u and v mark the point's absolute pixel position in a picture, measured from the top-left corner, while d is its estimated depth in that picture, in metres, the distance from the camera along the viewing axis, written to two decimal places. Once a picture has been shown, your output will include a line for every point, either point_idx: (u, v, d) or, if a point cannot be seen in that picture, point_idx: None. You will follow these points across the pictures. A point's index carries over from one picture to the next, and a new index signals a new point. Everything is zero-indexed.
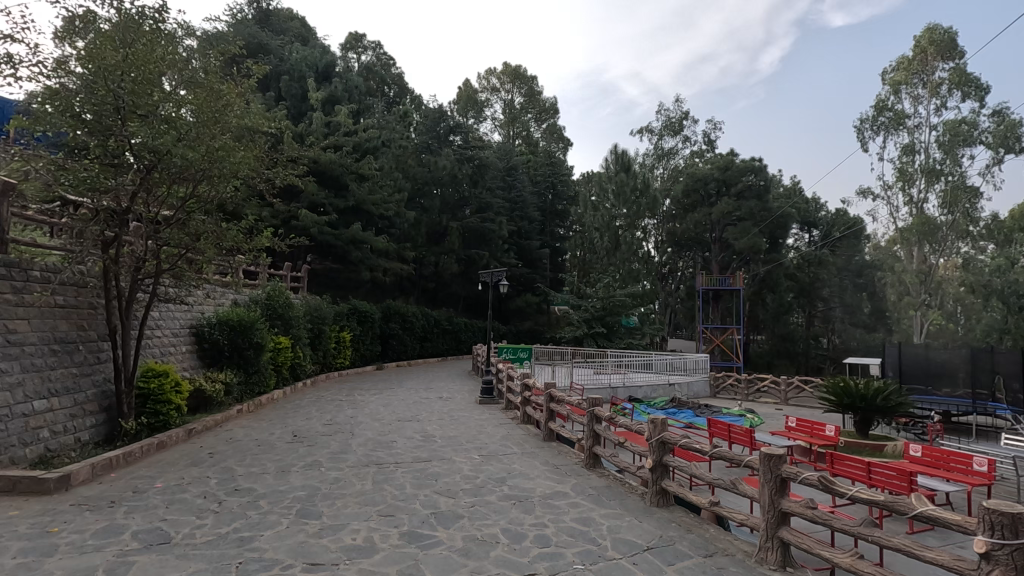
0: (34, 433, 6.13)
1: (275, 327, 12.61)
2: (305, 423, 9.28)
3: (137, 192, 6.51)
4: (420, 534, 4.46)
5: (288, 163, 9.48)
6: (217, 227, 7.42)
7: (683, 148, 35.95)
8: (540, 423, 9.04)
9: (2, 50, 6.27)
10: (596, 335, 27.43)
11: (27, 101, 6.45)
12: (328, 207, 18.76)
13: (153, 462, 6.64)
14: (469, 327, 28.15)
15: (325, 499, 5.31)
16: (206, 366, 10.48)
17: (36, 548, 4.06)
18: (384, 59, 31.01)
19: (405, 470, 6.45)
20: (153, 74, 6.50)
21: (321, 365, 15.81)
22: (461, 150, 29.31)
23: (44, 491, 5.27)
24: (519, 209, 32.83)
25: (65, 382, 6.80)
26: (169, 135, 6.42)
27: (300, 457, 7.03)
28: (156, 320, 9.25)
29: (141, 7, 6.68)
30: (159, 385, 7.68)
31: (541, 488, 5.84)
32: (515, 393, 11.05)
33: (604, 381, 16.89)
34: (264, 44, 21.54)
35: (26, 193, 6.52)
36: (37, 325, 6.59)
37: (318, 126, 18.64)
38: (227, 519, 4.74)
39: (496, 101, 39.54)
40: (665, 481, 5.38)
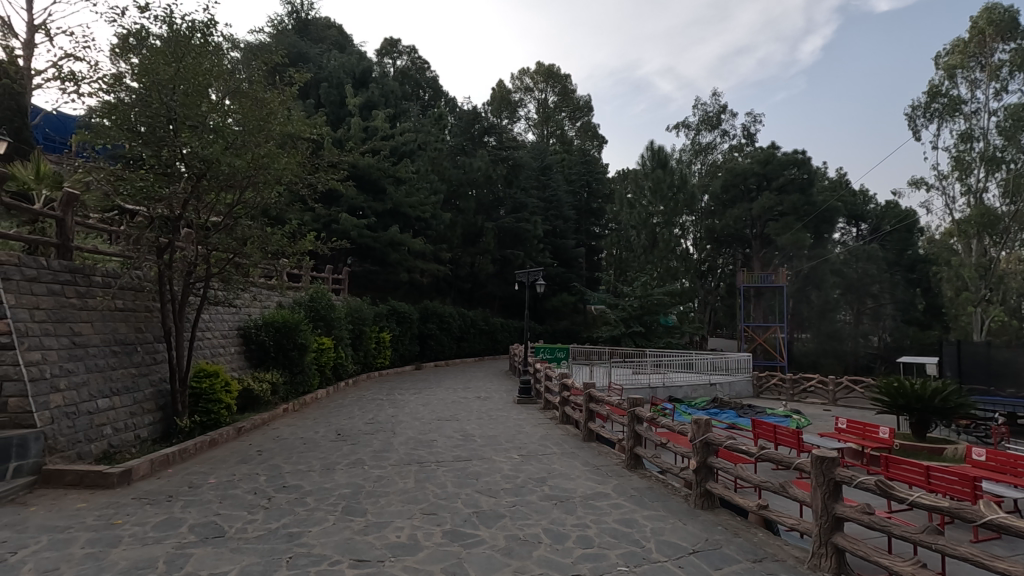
0: (98, 430, 6.46)
1: (318, 328, 12.98)
2: (348, 422, 9.49)
3: (189, 200, 6.80)
4: (463, 533, 4.50)
5: (331, 168, 9.74)
6: (262, 232, 7.60)
7: (721, 143, 35.18)
8: (579, 423, 8.98)
9: (67, 69, 6.68)
10: (634, 334, 27.10)
11: (90, 115, 6.86)
12: (367, 210, 19.16)
13: (206, 459, 6.91)
14: (505, 327, 28.25)
15: (370, 497, 5.41)
16: (254, 366, 10.85)
17: (102, 539, 4.28)
18: (419, 63, 31.41)
19: (447, 469, 6.52)
20: (201, 86, 6.79)
21: (363, 365, 16.13)
22: (495, 151, 29.53)
23: (107, 485, 5.56)
24: (554, 209, 32.72)
25: (125, 381, 7.14)
26: (217, 145, 6.70)
27: (344, 455, 7.19)
28: (207, 322, 9.65)
29: (191, 22, 6.99)
30: (211, 385, 8.02)
31: (582, 489, 5.81)
32: (553, 393, 11.02)
33: (643, 380, 16.69)
34: (303, 53, 22.17)
35: (88, 203, 6.92)
36: (99, 328, 6.98)
37: (356, 131, 19.05)
38: (276, 515, 4.90)
39: (530, 101, 39.43)
40: (709, 483, 5.25)
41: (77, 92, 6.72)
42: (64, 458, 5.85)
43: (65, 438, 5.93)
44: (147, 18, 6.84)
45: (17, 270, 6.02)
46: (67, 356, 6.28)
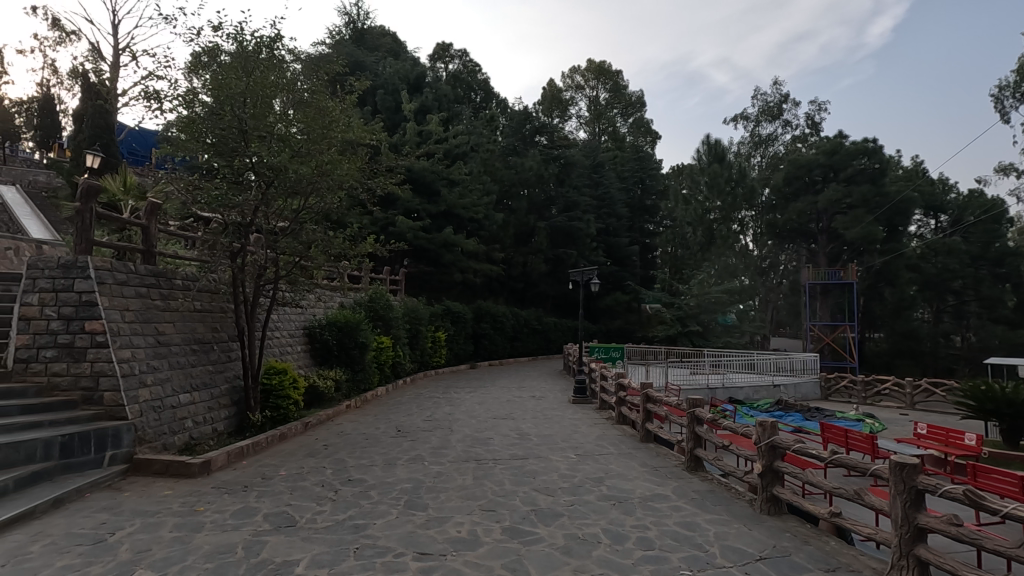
0: (180, 423, 6.92)
1: (377, 327, 13.41)
2: (406, 419, 9.72)
3: (259, 207, 7.20)
4: (522, 529, 4.54)
5: (388, 172, 9.98)
6: (325, 236, 7.85)
7: (783, 134, 33.67)
8: (636, 423, 8.87)
9: (149, 87, 7.22)
10: (691, 334, 26.43)
11: (169, 129, 7.38)
12: (422, 212, 19.63)
13: (276, 452, 7.28)
14: (558, 327, 28.15)
15: (431, 492, 5.55)
16: (318, 364, 11.33)
17: (187, 524, 4.60)
18: (471, 66, 31.65)
19: (504, 467, 6.59)
20: (268, 98, 7.18)
21: (419, 363, 16.52)
22: (547, 150, 29.49)
23: (189, 474, 5.96)
24: (607, 207, 32.31)
25: (203, 378, 7.62)
26: (285, 153, 7.09)
27: (404, 451, 7.39)
28: (276, 322, 10.12)
29: (258, 37, 7.40)
30: (280, 381, 8.42)
31: (641, 490, 5.73)
32: (609, 392, 10.90)
33: (701, 381, 16.27)
34: (360, 62, 22.93)
35: (169, 211, 7.44)
36: (180, 327, 7.49)
37: (411, 136, 19.55)
38: (343, 507, 5.11)
39: (581, 99, 39.04)
40: (776, 488, 5.04)
41: (159, 108, 7.26)
42: (152, 449, 6.32)
43: (152, 429, 6.40)
44: (219, 36, 7.31)
45: (109, 275, 6.53)
46: (152, 354, 6.77)
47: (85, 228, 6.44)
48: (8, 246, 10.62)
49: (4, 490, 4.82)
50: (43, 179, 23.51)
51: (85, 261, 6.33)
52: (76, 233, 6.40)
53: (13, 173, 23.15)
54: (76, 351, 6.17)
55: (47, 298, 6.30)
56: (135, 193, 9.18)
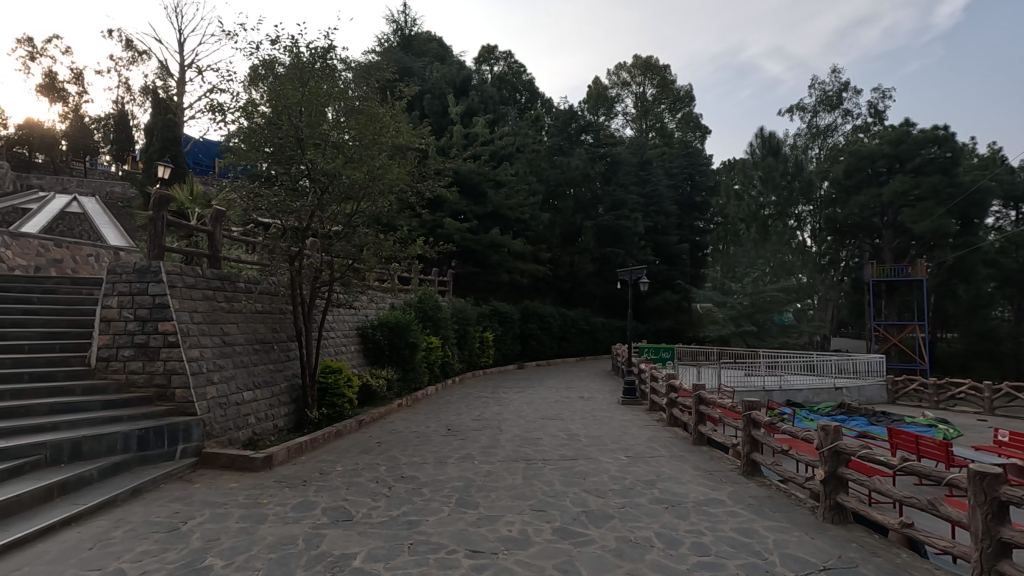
0: (244, 419, 7.27)
1: (427, 328, 13.67)
2: (456, 418, 9.84)
3: (315, 212, 7.49)
4: (573, 531, 4.52)
5: (436, 175, 10.14)
6: (376, 239, 8.07)
7: (843, 124, 32.10)
8: (688, 425, 8.67)
9: (213, 101, 7.60)
10: (745, 334, 25.54)
11: (230, 140, 7.75)
12: (469, 214, 19.87)
13: (333, 448, 7.54)
14: (606, 327, 27.84)
15: (481, 491, 5.60)
16: (371, 363, 11.65)
17: (252, 515, 4.84)
18: (516, 67, 31.73)
19: (553, 467, 6.57)
20: (322, 106, 7.44)
21: (468, 363, 16.73)
22: (593, 148, 29.23)
23: (253, 468, 6.26)
24: (655, 204, 31.69)
25: (264, 376, 7.98)
26: (338, 159, 7.34)
27: (454, 449, 7.49)
28: (331, 322, 10.45)
29: (313, 49, 7.68)
30: (335, 380, 8.73)
31: (695, 494, 5.58)
32: (660, 394, 10.67)
33: (757, 383, 15.74)
34: (408, 67, 23.44)
35: (232, 218, 7.83)
36: (244, 327, 7.88)
37: (458, 139, 19.82)
38: (396, 503, 5.23)
39: (627, 96, 38.46)
40: (841, 496, 4.81)
41: (222, 120, 7.64)
42: (219, 443, 6.67)
43: (219, 425, 6.76)
44: (276, 49, 7.62)
45: (180, 278, 6.93)
46: (218, 353, 7.15)
47: (158, 235, 6.88)
48: (90, 252, 11.44)
49: (89, 479, 5.21)
50: (119, 190, 25.20)
51: (158, 266, 6.75)
52: (150, 239, 6.84)
53: (94, 185, 24.94)
54: (151, 351, 6.59)
55: (124, 302, 6.76)
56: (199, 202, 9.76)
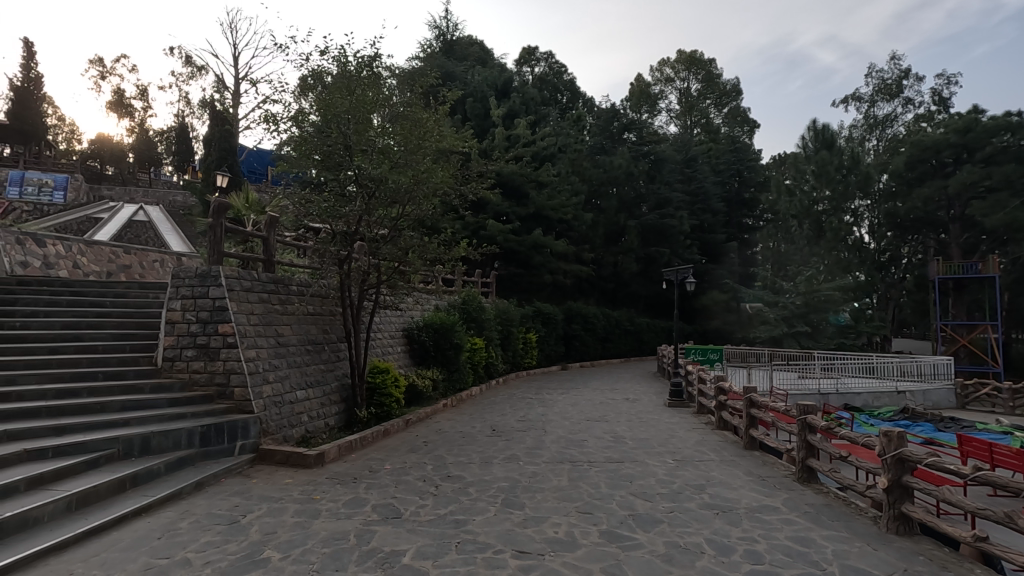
0: (298, 417, 7.54)
1: (471, 329, 13.82)
2: (501, 419, 9.88)
3: (362, 216, 7.72)
4: (620, 534, 4.47)
5: (479, 177, 10.22)
6: (421, 241, 8.21)
7: (904, 113, 30.46)
8: (739, 429, 8.42)
9: (267, 111, 7.92)
10: (799, 335, 24.45)
11: (282, 148, 8.06)
12: (512, 215, 19.97)
13: (381, 447, 7.72)
14: (651, 327, 27.37)
15: (527, 491, 5.62)
16: (417, 363, 11.87)
17: (306, 510, 5.02)
18: (557, 67, 31.66)
19: (600, 469, 6.51)
20: (368, 114, 7.64)
21: (512, 364, 16.79)
22: (636, 147, 28.83)
23: (306, 465, 6.47)
24: (701, 202, 30.93)
25: (316, 375, 8.26)
26: (385, 164, 7.53)
27: (500, 450, 7.52)
28: (378, 324, 10.68)
29: (360, 57, 7.89)
30: (383, 380, 8.95)
31: (747, 500, 5.42)
32: (708, 396, 10.42)
33: (811, 386, 15.13)
34: (450, 72, 23.77)
35: (285, 224, 8.14)
36: (297, 329, 8.18)
37: (500, 141, 19.94)
38: (444, 502, 5.30)
39: (671, 92, 37.73)
40: (906, 505, 4.56)
41: (275, 129, 7.96)
42: (275, 440, 6.94)
43: (275, 423, 7.03)
44: (325, 59, 7.87)
45: (237, 282, 7.25)
46: (273, 354, 7.45)
47: (218, 241, 7.24)
48: (156, 258, 12.12)
49: (157, 473, 5.52)
50: (181, 199, 26.64)
51: (217, 270, 7.08)
52: (211, 245, 7.20)
53: (158, 195, 26.47)
54: (212, 351, 6.94)
55: (187, 305, 7.14)
56: (253, 209, 10.19)
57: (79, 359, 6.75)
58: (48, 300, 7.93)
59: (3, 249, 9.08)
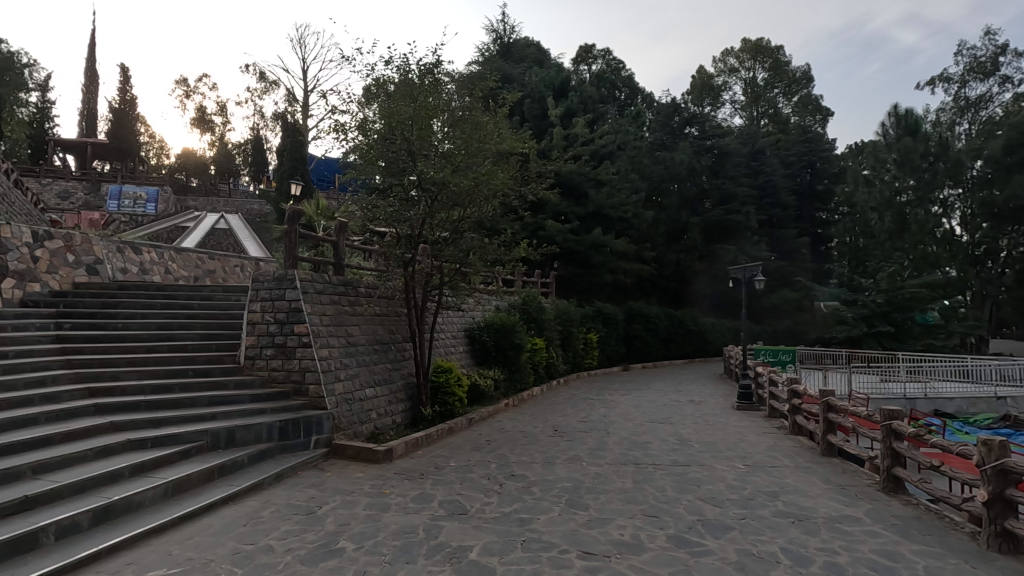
0: (367, 413, 7.84)
1: (531, 329, 13.88)
2: (563, 419, 9.88)
3: (425, 220, 7.95)
4: (688, 540, 4.35)
5: (538, 178, 10.22)
6: (482, 243, 8.34)
7: (1001, 92, 27.90)
8: (815, 435, 7.99)
9: (335, 121, 8.26)
10: (880, 335, 23.14)
11: (349, 156, 8.35)
12: (571, 215, 19.90)
13: (446, 444, 7.88)
14: (717, 328, 26.42)
15: (590, 493, 5.58)
16: (479, 363, 12.03)
17: (377, 504, 5.22)
18: (615, 64, 31.21)
19: (665, 473, 6.37)
20: (430, 120, 7.83)
21: (572, 364, 16.71)
22: (699, 141, 27.96)
23: (376, 460, 6.72)
24: (770, 196, 29.55)
25: (383, 373, 8.55)
26: (447, 168, 7.70)
27: (563, 450, 7.51)
28: (441, 324, 10.92)
29: (421, 65, 8.08)
30: (446, 379, 9.14)
31: (825, 509, 5.14)
32: (781, 400, 9.96)
33: (896, 390, 14.25)
34: (508, 74, 23.95)
35: (353, 229, 8.50)
36: (365, 329, 8.52)
37: (558, 140, 19.91)
38: (508, 500, 5.36)
39: (735, 83, 36.33)
40: (1010, 521, 4.17)
41: (343, 138, 8.28)
42: (346, 435, 7.25)
43: (346, 419, 7.34)
44: (389, 69, 8.09)
45: (311, 285, 7.63)
46: (344, 353, 7.79)
47: (292, 247, 7.65)
48: (236, 264, 12.95)
49: (241, 464, 5.91)
50: (257, 207, 28.37)
51: (293, 274, 7.48)
52: (286, 250, 7.61)
53: (237, 205, 28.29)
54: (288, 350, 7.35)
55: (266, 307, 7.59)
56: (322, 214, 10.64)
57: (172, 357, 7.34)
58: (144, 304, 8.67)
59: (106, 257, 9.99)
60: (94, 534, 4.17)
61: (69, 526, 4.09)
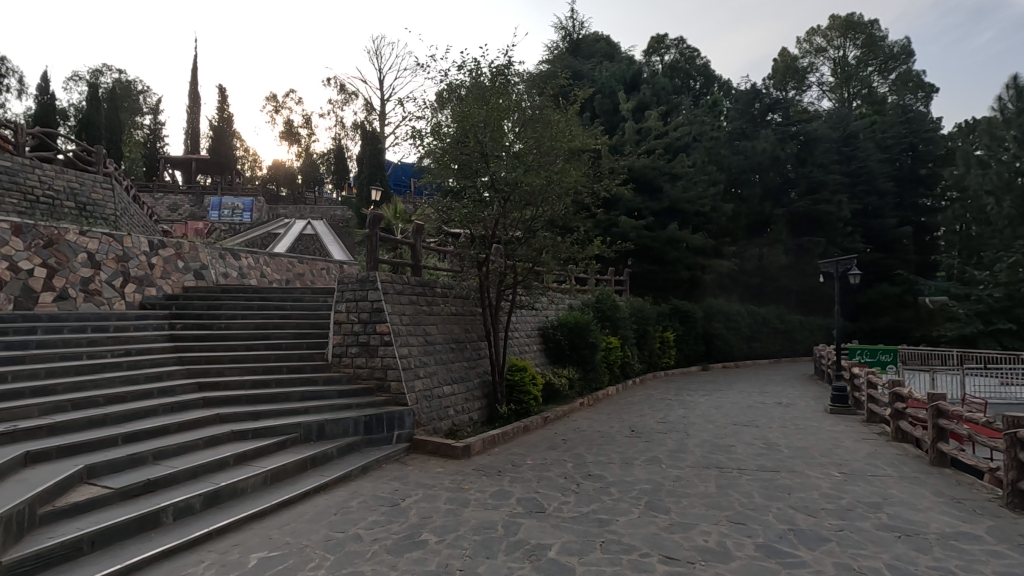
0: (446, 410, 8.05)
1: (605, 327, 13.70)
2: (640, 420, 9.67)
3: (499, 220, 8.06)
4: (779, 550, 4.12)
5: (611, 174, 10.05)
6: (555, 241, 8.35)
7: None
8: (923, 442, 7.32)
9: (411, 128, 8.51)
10: (999, 334, 21.11)
11: (424, 161, 8.58)
12: (644, 211, 19.46)
13: (522, 442, 7.95)
14: (805, 325, 24.84)
15: (671, 496, 5.42)
16: (553, 362, 12.01)
17: (457, 499, 5.34)
18: (689, 52, 30.05)
19: (752, 478, 6.06)
20: (502, 122, 7.89)
21: (649, 364, 16.31)
22: (782, 128, 26.30)
23: (455, 456, 6.89)
24: (865, 183, 27.37)
25: (460, 372, 8.74)
26: (519, 168, 7.77)
27: (640, 451, 7.36)
28: (515, 323, 11.01)
29: (492, 67, 8.14)
30: (521, 378, 9.22)
31: (938, 524, 4.69)
32: (882, 403, 9.20)
33: (1020, 395, 12.90)
34: (578, 71, 23.75)
35: (429, 231, 8.77)
36: (443, 328, 8.76)
37: (631, 135, 19.53)
38: (586, 500, 5.31)
39: (823, 63, 34.00)
40: None
41: (419, 144, 8.52)
42: (426, 431, 7.49)
43: (426, 415, 7.59)
44: (461, 73, 8.22)
45: (391, 286, 7.96)
46: (422, 351, 8.05)
47: (373, 250, 7.99)
48: (323, 267, 13.74)
49: (331, 456, 6.27)
50: (341, 213, 29.98)
51: (374, 276, 7.83)
52: (368, 253, 7.97)
53: (323, 211, 30.03)
54: (371, 349, 7.70)
55: (351, 307, 7.97)
56: (400, 215, 11.01)
57: (269, 355, 7.91)
58: (243, 305, 9.39)
59: (211, 262, 10.91)
60: (205, 517, 4.56)
61: (184, 509, 4.51)
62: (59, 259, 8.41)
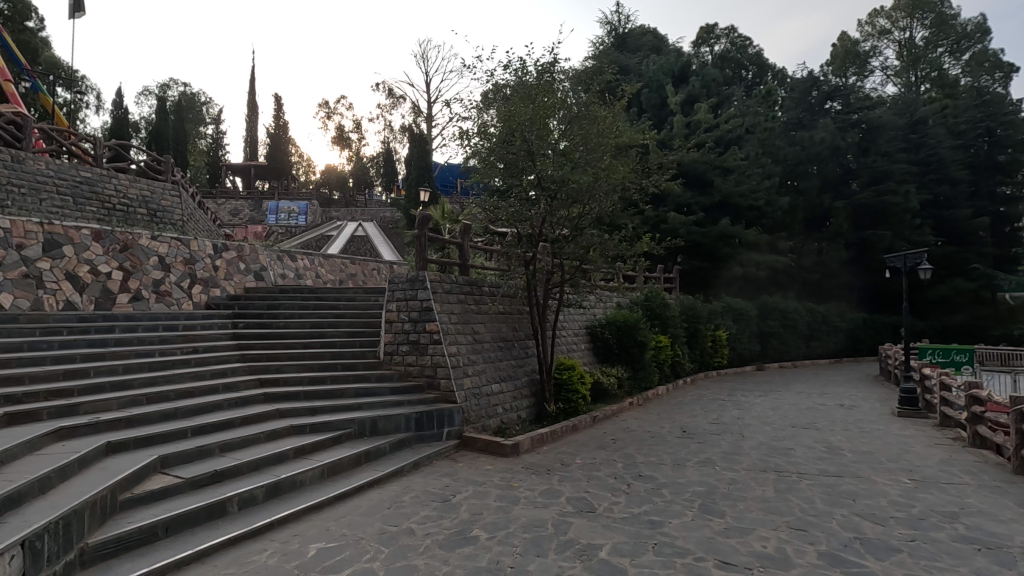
0: (494, 408, 8.09)
1: (655, 326, 13.45)
2: (692, 420, 9.43)
3: (546, 218, 8.04)
4: (844, 558, 3.93)
5: (660, 169, 9.83)
6: (602, 239, 8.24)
7: None
8: (1004, 448, 6.80)
9: (458, 128, 8.62)
10: None
11: (470, 161, 8.66)
12: (694, 206, 18.98)
13: (571, 441, 7.89)
14: (869, 323, 23.56)
15: (726, 499, 5.26)
16: (601, 362, 11.90)
17: (507, 496, 5.37)
18: (740, 41, 29.06)
19: (813, 483, 5.80)
20: (547, 120, 7.87)
21: (700, 363, 15.90)
22: (842, 116, 25.04)
23: (504, 454, 6.92)
24: (934, 173, 25.68)
25: (508, 370, 8.78)
26: (565, 166, 7.73)
27: (693, 453, 7.18)
28: (563, 322, 10.97)
29: (538, 65, 8.12)
30: (569, 377, 9.16)
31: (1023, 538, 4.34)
32: (958, 406, 8.60)
33: None
34: (624, 65, 23.40)
35: (477, 230, 8.84)
36: (490, 327, 8.82)
37: (680, 129, 19.08)
38: (636, 501, 5.23)
39: (887, 46, 32.35)
40: None
41: (465, 144, 8.61)
42: (476, 429, 7.57)
43: (475, 412, 7.67)
44: (507, 72, 8.24)
45: (440, 285, 8.07)
46: (471, 349, 8.13)
47: (422, 250, 8.14)
48: (374, 267, 14.10)
49: (384, 451, 6.43)
50: (390, 214, 30.68)
51: (424, 276, 7.97)
52: (417, 253, 8.13)
53: (373, 212, 30.79)
54: (421, 347, 7.86)
55: (401, 307, 8.15)
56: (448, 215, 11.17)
57: (324, 352, 8.19)
58: (301, 305, 9.77)
59: (269, 264, 11.39)
60: (267, 506, 4.78)
61: (248, 499, 4.74)
62: (133, 262, 8.99)
